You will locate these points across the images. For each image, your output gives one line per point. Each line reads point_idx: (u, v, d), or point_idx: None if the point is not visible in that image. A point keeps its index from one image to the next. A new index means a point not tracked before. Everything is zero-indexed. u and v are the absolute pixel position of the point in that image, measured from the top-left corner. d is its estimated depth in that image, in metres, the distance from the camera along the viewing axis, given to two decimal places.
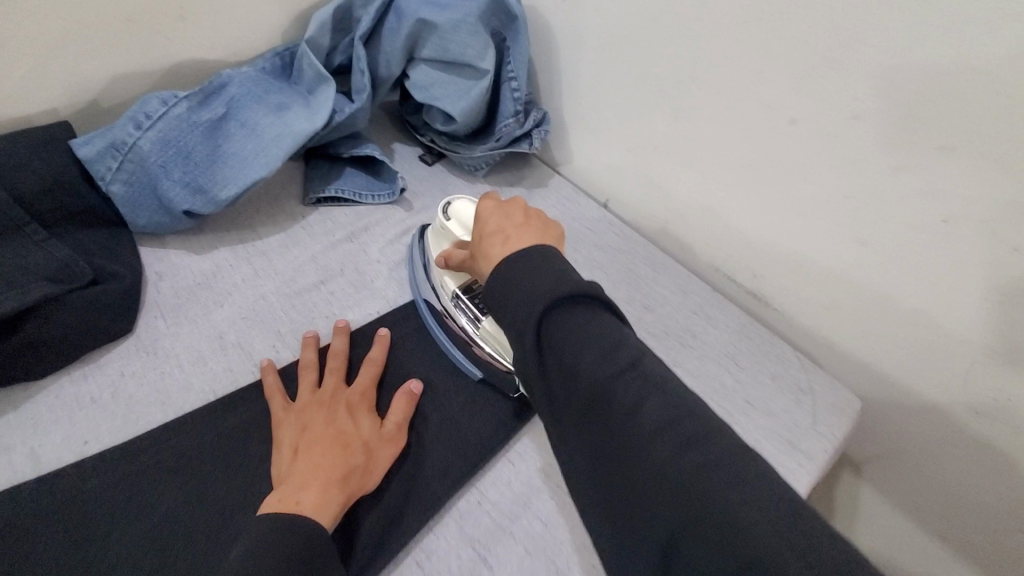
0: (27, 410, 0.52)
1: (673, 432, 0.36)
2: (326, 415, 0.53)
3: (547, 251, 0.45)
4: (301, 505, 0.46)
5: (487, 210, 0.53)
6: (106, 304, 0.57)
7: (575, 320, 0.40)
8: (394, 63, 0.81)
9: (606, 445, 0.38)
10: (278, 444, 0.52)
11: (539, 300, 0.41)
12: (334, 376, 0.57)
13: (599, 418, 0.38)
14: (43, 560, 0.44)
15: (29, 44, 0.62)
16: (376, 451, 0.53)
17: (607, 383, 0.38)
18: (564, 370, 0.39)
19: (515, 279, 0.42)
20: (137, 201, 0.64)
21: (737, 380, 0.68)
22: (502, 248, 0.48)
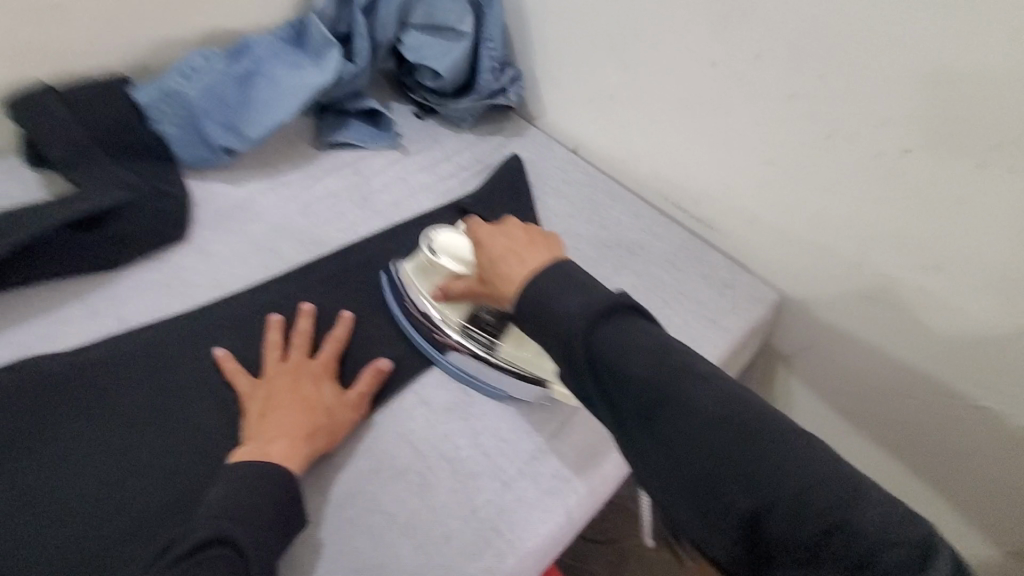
0: (110, 288, 0.67)
1: (721, 415, 0.44)
2: (291, 385, 0.61)
3: (563, 268, 0.52)
4: (270, 457, 0.55)
5: (487, 236, 0.59)
6: (167, 213, 0.72)
7: (619, 328, 0.48)
8: (388, 29, 0.96)
9: (660, 435, 0.45)
10: (248, 410, 0.60)
11: (580, 314, 0.48)
12: (298, 350, 0.65)
13: (659, 410, 0.45)
14: (138, 380, 0.61)
15: (97, 12, 0.78)
16: (338, 413, 0.60)
17: (662, 384, 0.45)
18: (618, 375, 0.46)
19: (551, 299, 0.49)
20: (184, 139, 0.80)
21: (676, 279, 0.82)
22: (518, 272, 0.54)
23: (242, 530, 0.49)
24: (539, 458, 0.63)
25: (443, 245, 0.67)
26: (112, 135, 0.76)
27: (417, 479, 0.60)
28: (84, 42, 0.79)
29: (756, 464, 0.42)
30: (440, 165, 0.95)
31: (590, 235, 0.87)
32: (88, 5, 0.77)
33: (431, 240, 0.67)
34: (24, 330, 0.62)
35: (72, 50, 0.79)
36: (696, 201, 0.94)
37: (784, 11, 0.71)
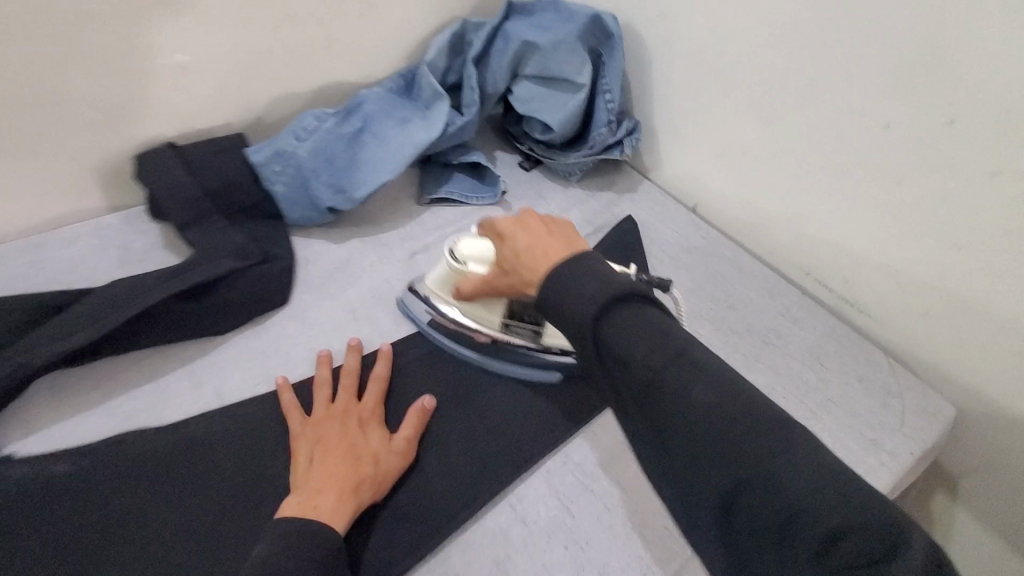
0: (213, 357, 0.66)
1: (715, 405, 0.42)
2: (340, 427, 0.58)
3: (590, 256, 0.49)
4: (319, 510, 0.51)
5: (509, 228, 0.58)
6: (271, 277, 0.71)
7: (631, 318, 0.45)
8: (500, 80, 0.90)
9: (656, 411, 0.44)
10: (295, 457, 0.57)
11: (587, 302, 0.46)
12: (347, 389, 0.63)
13: (655, 399, 0.43)
14: (230, 467, 0.57)
15: (221, 73, 0.80)
16: (385, 461, 0.57)
17: (661, 367, 0.43)
18: (623, 363, 0.44)
19: (567, 287, 0.47)
20: (293, 199, 0.78)
21: (821, 379, 0.70)
22: (540, 263, 0.53)
23: None
24: None
25: (462, 252, 0.67)
26: (224, 194, 0.76)
27: None
28: (207, 100, 0.81)
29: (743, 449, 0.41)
30: None
31: (715, 316, 0.76)
32: (214, 66, 0.79)
33: (453, 251, 0.67)
34: (128, 398, 0.61)
35: (197, 108, 0.81)
36: (845, 279, 0.79)
37: (989, 73, 0.58)
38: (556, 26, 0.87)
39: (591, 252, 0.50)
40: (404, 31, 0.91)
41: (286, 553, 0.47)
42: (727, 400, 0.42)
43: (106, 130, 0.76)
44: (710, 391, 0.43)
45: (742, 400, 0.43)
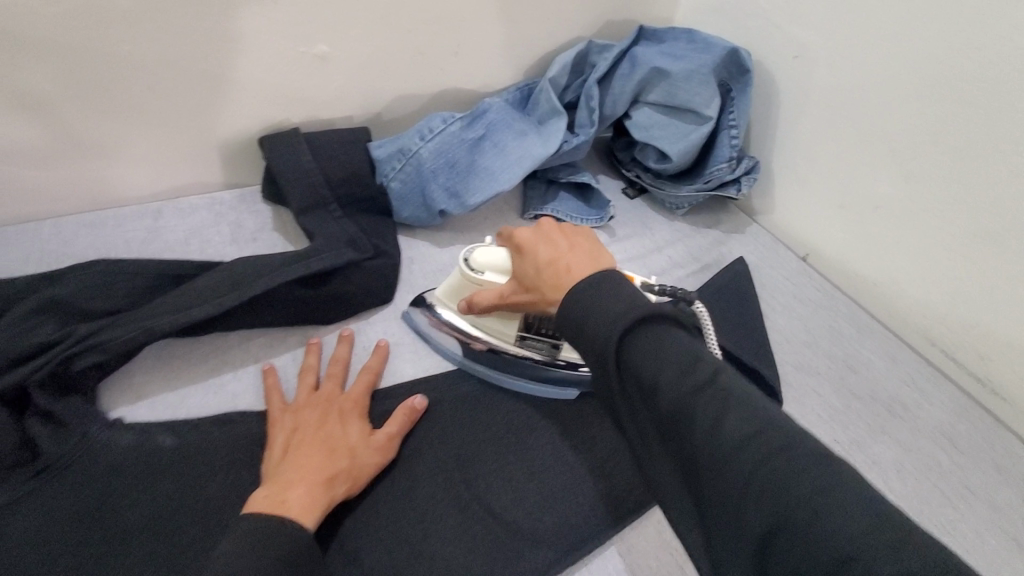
0: (319, 347, 0.64)
1: (746, 431, 0.37)
2: (319, 418, 0.55)
3: (614, 274, 0.45)
4: (286, 504, 0.47)
5: (532, 242, 0.54)
6: (382, 273, 0.69)
7: (653, 343, 0.41)
8: (620, 103, 0.88)
9: (681, 445, 0.39)
10: (271, 441, 0.54)
11: (617, 320, 0.42)
12: (333, 378, 0.60)
13: (680, 432, 0.39)
14: None
15: (353, 67, 0.80)
16: (361, 457, 0.53)
17: (688, 398, 0.39)
18: (648, 391, 0.40)
19: (595, 302, 0.44)
20: (406, 198, 0.78)
21: (956, 463, 0.63)
22: (562, 280, 0.49)
23: None
24: None
25: (477, 260, 0.61)
26: (343, 185, 0.75)
27: None
28: (337, 91, 0.82)
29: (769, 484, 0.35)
30: (649, 255, 0.85)
31: (834, 377, 0.71)
32: (349, 60, 0.80)
33: (467, 259, 0.62)
34: (235, 376, 0.60)
35: (325, 98, 0.82)
36: (980, 355, 0.73)
37: None
38: (689, 56, 0.85)
39: (616, 269, 0.46)
40: (531, 45, 0.91)
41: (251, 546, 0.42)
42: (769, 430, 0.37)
43: (241, 109, 0.77)
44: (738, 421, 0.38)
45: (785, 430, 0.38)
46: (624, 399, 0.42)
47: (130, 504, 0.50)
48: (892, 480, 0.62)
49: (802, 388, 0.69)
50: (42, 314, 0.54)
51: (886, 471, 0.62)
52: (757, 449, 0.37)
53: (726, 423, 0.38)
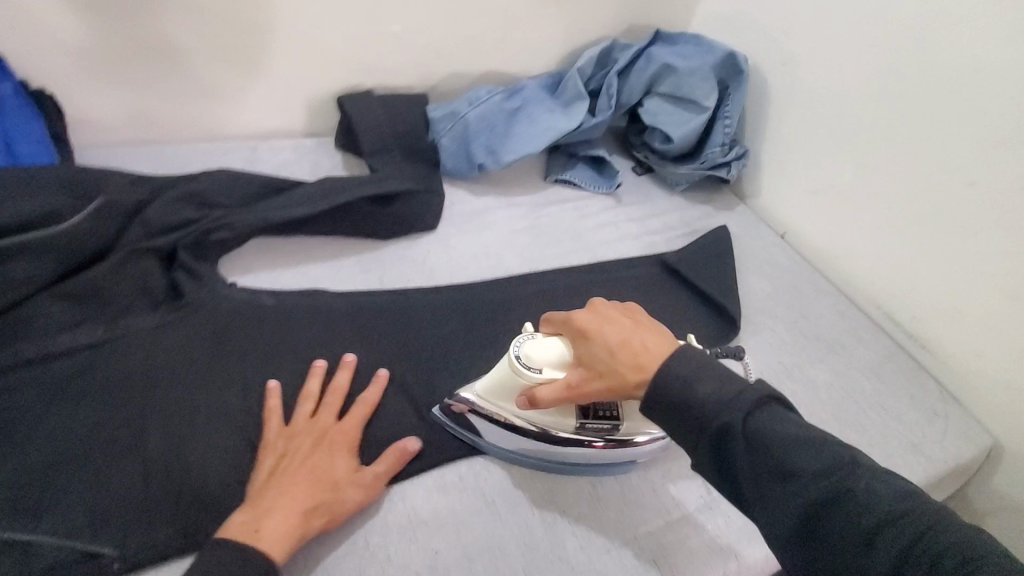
0: (378, 253, 0.82)
1: (891, 504, 0.45)
2: (310, 445, 0.59)
3: (692, 355, 0.53)
4: (260, 534, 0.52)
5: (595, 324, 0.59)
6: (430, 205, 0.87)
7: (774, 423, 0.49)
8: (634, 92, 1.05)
9: (833, 532, 0.45)
10: (259, 463, 0.58)
11: (735, 408, 0.49)
12: (330, 408, 0.63)
13: (833, 518, 0.45)
14: (388, 332, 0.72)
15: (419, 45, 0.99)
16: (344, 491, 0.57)
17: (839, 482, 0.46)
18: (790, 475, 0.47)
19: (698, 388, 0.51)
20: (452, 152, 0.95)
21: (876, 389, 0.80)
22: (641, 361, 0.55)
23: None
24: (706, 515, 0.65)
25: (531, 355, 0.62)
26: (404, 137, 0.93)
27: (588, 487, 0.66)
28: (404, 63, 1.00)
29: (910, 540, 0.43)
30: (651, 218, 1.00)
31: (790, 321, 0.87)
32: (417, 38, 0.98)
33: (519, 357, 0.62)
34: (316, 266, 0.78)
35: (394, 68, 1.00)
36: (916, 315, 0.89)
37: None
38: (695, 57, 1.02)
39: (690, 347, 0.54)
40: (565, 39, 1.09)
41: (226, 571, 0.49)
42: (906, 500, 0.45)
43: (327, 70, 0.96)
44: (866, 491, 0.45)
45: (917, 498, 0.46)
46: (762, 489, 0.48)
47: (242, 334, 0.67)
48: (821, 397, 0.78)
49: (762, 326, 0.85)
50: (185, 199, 0.73)
51: (819, 389, 0.79)
52: (908, 519, 0.44)
53: (877, 503, 0.45)
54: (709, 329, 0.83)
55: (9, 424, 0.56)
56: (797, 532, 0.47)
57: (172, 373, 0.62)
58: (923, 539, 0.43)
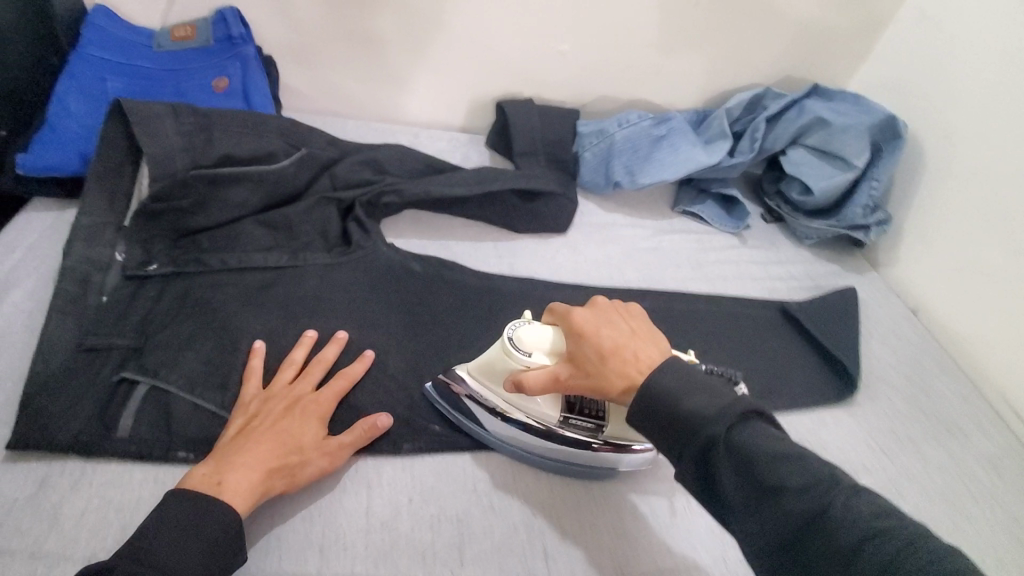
0: (510, 244, 0.89)
1: (862, 521, 0.42)
2: (284, 410, 0.59)
3: (693, 375, 0.51)
4: (220, 488, 0.51)
5: (589, 323, 0.58)
6: (564, 207, 0.92)
7: (750, 434, 0.47)
8: (779, 140, 1.06)
9: (797, 530, 0.44)
10: (231, 421, 0.59)
11: (711, 416, 0.47)
12: (309, 377, 0.64)
13: (812, 537, 0.43)
14: (511, 315, 0.79)
15: (581, 66, 1.07)
16: (309, 458, 0.57)
17: (819, 495, 0.44)
18: (774, 489, 0.45)
19: (680, 396, 0.49)
20: (592, 166, 1.01)
21: (993, 481, 0.77)
22: (630, 370, 0.53)
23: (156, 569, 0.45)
24: None
25: (524, 340, 0.61)
26: (552, 145, 1.01)
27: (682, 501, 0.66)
28: (563, 79, 1.08)
29: (895, 564, 0.40)
30: (773, 265, 1.01)
31: (908, 395, 0.84)
32: (581, 61, 1.06)
33: (511, 337, 0.62)
34: (457, 243, 0.87)
35: (553, 83, 1.09)
36: None
37: None
38: (851, 115, 1.01)
39: (691, 365, 0.52)
40: (717, 80, 1.13)
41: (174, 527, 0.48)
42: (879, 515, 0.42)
43: (494, 76, 1.06)
44: (851, 505, 0.43)
45: (885, 514, 0.43)
46: (742, 501, 0.46)
47: (392, 286, 0.76)
48: (932, 474, 0.76)
49: (878, 393, 0.84)
50: (365, 163, 0.84)
51: (930, 466, 0.77)
52: (884, 540, 0.41)
53: (860, 519, 0.42)
54: (821, 383, 0.82)
55: (208, 314, 0.66)
56: (775, 547, 0.45)
57: (332, 305, 0.72)
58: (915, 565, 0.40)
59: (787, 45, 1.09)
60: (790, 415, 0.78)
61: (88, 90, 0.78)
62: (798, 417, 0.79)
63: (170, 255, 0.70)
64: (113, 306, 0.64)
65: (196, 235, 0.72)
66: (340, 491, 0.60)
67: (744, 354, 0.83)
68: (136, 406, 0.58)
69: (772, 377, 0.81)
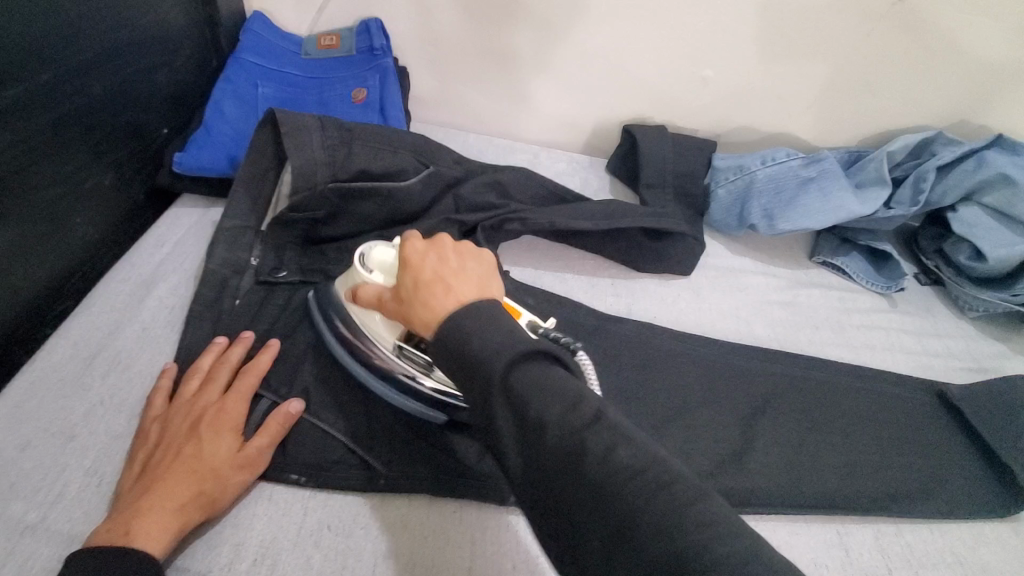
0: (629, 283, 0.84)
1: (626, 468, 0.38)
2: (188, 427, 0.53)
3: (482, 306, 0.45)
4: (128, 539, 0.46)
5: (416, 255, 0.52)
6: (692, 249, 0.85)
7: (540, 372, 0.41)
8: (949, 195, 0.91)
9: (571, 483, 0.38)
10: (135, 455, 0.52)
11: (496, 353, 0.41)
12: (214, 382, 0.57)
13: (577, 486, 0.38)
14: (626, 364, 0.73)
15: (722, 93, 0.98)
16: (226, 476, 0.51)
17: (577, 437, 0.39)
18: (538, 429, 0.39)
19: (470, 336, 0.43)
20: (724, 205, 0.93)
21: None
22: (433, 304, 0.47)
23: None
24: None
25: (372, 256, 0.58)
26: (681, 178, 0.94)
27: None
28: (700, 106, 1.00)
29: (663, 524, 0.36)
30: (929, 337, 0.88)
31: None
32: (723, 88, 0.98)
33: (364, 254, 0.59)
34: (574, 277, 0.83)
35: (688, 110, 1.01)
36: None
37: None
38: None
39: (496, 304, 0.46)
40: (876, 119, 1.00)
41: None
42: (626, 457, 0.38)
43: (625, 99, 1.01)
44: (630, 456, 0.38)
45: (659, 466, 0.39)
46: (520, 446, 0.40)
47: None
48: None
49: None
50: (489, 185, 0.81)
51: None
52: (631, 480, 0.37)
53: (615, 458, 0.38)
54: (981, 490, 0.70)
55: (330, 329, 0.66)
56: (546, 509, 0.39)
57: None
58: (685, 531, 0.35)
59: (970, 86, 0.94)
60: (938, 522, 0.68)
61: (242, 94, 0.81)
62: (951, 528, 0.68)
63: (298, 262, 0.71)
64: (245, 310, 0.66)
65: (324, 244, 0.73)
66: (444, 539, 0.54)
67: (888, 442, 0.72)
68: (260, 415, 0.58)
69: (923, 474, 0.70)
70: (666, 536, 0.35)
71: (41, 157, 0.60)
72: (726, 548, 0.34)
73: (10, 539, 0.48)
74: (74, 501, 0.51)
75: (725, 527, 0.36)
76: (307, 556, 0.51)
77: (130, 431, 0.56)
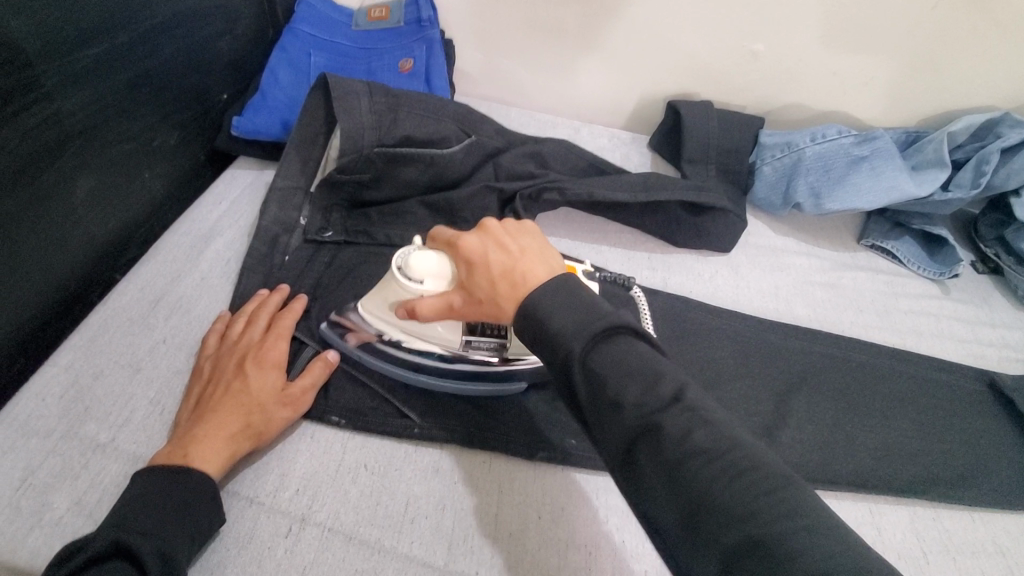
0: (665, 258, 0.84)
1: (708, 446, 0.37)
2: (236, 364, 0.57)
3: (568, 283, 0.46)
4: (187, 460, 0.50)
5: (477, 251, 0.51)
6: (733, 226, 0.83)
7: (621, 350, 0.41)
8: (1015, 179, 0.86)
9: (655, 458, 0.38)
10: (191, 388, 0.57)
11: (577, 333, 0.42)
12: (259, 325, 0.60)
13: (654, 457, 0.38)
14: (660, 334, 0.73)
15: (773, 69, 0.96)
16: (272, 410, 0.55)
17: (654, 415, 0.38)
18: (615, 403, 0.39)
19: (549, 314, 0.44)
20: (770, 182, 0.91)
21: None
22: (515, 293, 0.47)
23: (139, 545, 0.44)
24: None
25: (413, 269, 0.56)
26: (725, 154, 0.92)
27: None
28: (749, 82, 0.98)
29: (745, 508, 0.34)
30: (983, 326, 0.84)
31: None
32: (773, 63, 0.95)
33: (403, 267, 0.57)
34: (610, 249, 0.83)
35: (736, 85, 0.99)
36: None
37: None
38: None
39: (578, 281, 0.46)
40: (939, 98, 0.95)
41: (151, 497, 0.47)
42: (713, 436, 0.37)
43: (671, 74, 0.99)
44: (708, 438, 0.37)
45: (746, 446, 0.37)
46: (598, 417, 0.40)
47: None
48: None
49: None
50: (530, 156, 0.82)
51: None
52: (714, 459, 0.36)
53: (692, 440, 0.37)
54: None
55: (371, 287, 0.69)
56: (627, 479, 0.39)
57: None
58: (770, 516, 0.34)
59: None
60: (980, 509, 0.66)
61: (296, 63, 0.85)
62: (995, 518, 0.66)
63: (344, 224, 0.74)
64: (293, 266, 0.70)
65: (368, 207, 0.76)
66: (473, 486, 0.57)
67: (931, 426, 0.70)
68: (303, 362, 0.61)
69: (966, 461, 0.68)
70: (750, 519, 0.34)
71: (116, 116, 0.65)
72: (807, 543, 0.32)
73: (84, 455, 0.53)
74: (139, 426, 0.56)
75: (810, 523, 0.33)
76: (345, 491, 0.55)
77: (189, 368, 0.60)
